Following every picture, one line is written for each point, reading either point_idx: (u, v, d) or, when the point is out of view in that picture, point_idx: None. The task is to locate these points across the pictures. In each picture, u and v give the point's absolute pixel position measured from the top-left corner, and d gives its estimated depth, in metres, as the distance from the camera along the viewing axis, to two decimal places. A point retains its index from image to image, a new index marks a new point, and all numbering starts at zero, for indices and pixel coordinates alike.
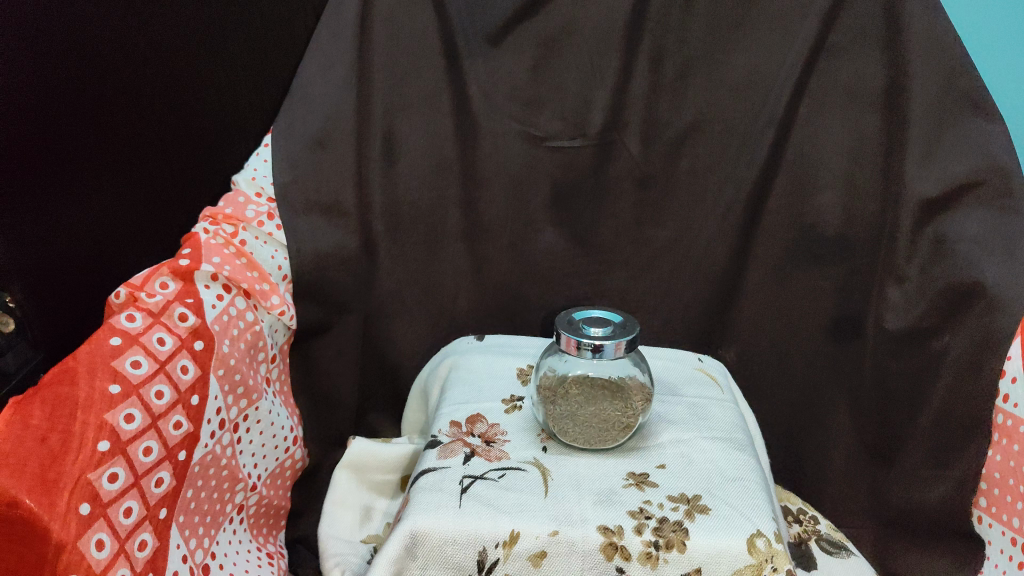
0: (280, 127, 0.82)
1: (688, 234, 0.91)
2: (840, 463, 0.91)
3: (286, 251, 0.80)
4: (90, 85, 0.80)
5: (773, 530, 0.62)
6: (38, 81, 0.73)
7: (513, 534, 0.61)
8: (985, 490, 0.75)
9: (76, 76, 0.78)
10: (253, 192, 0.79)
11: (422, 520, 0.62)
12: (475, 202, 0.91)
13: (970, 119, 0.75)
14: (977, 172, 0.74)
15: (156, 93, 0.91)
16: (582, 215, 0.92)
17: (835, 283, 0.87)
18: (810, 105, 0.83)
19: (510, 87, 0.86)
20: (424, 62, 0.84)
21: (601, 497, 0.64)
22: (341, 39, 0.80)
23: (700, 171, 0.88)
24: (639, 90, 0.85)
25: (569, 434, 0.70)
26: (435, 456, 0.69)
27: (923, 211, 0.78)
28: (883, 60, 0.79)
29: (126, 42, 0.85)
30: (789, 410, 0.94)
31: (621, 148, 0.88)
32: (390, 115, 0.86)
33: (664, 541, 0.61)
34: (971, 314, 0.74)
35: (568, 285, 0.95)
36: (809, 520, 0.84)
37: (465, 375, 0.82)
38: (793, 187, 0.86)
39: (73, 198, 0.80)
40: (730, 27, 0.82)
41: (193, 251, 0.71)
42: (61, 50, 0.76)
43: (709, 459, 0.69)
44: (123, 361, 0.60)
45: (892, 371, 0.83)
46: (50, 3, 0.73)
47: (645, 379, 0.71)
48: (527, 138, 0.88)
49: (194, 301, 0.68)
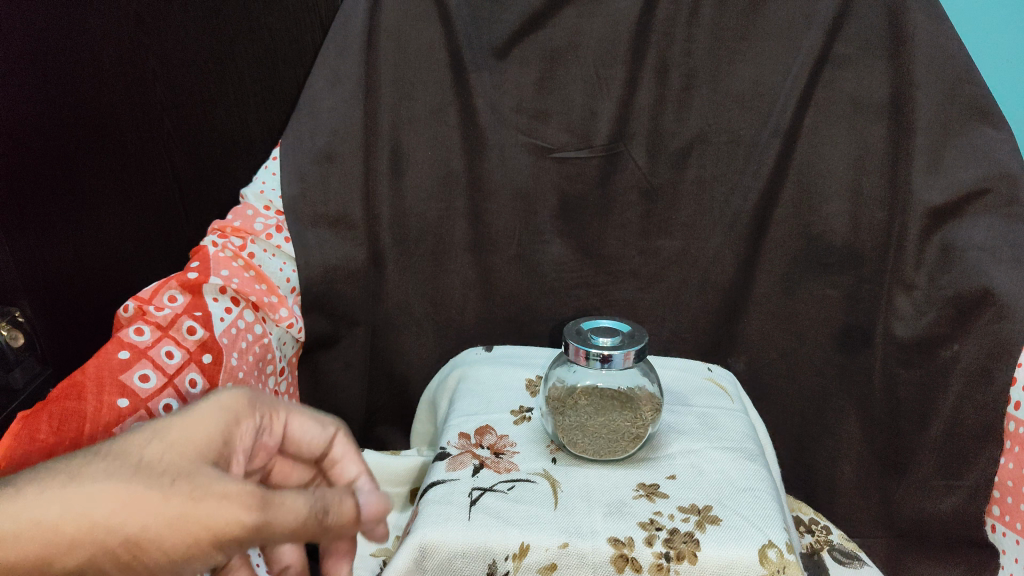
0: (286, 140, 0.81)
1: (695, 244, 0.91)
2: (851, 472, 0.91)
3: (295, 264, 0.80)
4: (88, 100, 0.82)
5: (785, 540, 0.61)
6: (41, 102, 0.76)
7: (523, 546, 0.61)
8: (999, 498, 0.75)
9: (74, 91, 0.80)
10: (261, 205, 0.79)
11: (431, 532, 0.61)
12: (483, 214, 0.91)
13: (975, 127, 0.75)
14: (983, 179, 0.74)
15: (167, 105, 0.91)
16: (589, 226, 0.92)
17: (843, 292, 0.87)
18: (816, 115, 0.83)
19: (516, 100, 0.86)
20: (431, 75, 0.84)
21: (611, 509, 0.64)
22: (348, 52, 0.80)
23: (707, 182, 0.88)
24: (644, 102, 0.86)
25: (578, 445, 0.70)
26: (444, 468, 0.69)
27: (930, 219, 0.77)
28: (888, 69, 0.79)
29: (132, 58, 0.86)
30: (799, 421, 0.94)
31: (627, 159, 0.88)
32: (397, 129, 0.86)
33: (675, 552, 0.60)
34: (981, 322, 0.73)
35: (576, 296, 0.95)
36: (821, 530, 0.83)
37: (474, 386, 0.82)
38: (800, 197, 0.86)
39: (81, 215, 0.84)
40: (734, 39, 0.82)
41: (201, 264, 0.71)
42: (60, 70, 0.78)
43: (720, 470, 0.68)
44: (132, 374, 0.60)
45: (901, 379, 0.83)
46: (47, 26, 0.75)
47: (654, 389, 0.73)
48: (534, 150, 0.88)
49: (202, 314, 0.68)
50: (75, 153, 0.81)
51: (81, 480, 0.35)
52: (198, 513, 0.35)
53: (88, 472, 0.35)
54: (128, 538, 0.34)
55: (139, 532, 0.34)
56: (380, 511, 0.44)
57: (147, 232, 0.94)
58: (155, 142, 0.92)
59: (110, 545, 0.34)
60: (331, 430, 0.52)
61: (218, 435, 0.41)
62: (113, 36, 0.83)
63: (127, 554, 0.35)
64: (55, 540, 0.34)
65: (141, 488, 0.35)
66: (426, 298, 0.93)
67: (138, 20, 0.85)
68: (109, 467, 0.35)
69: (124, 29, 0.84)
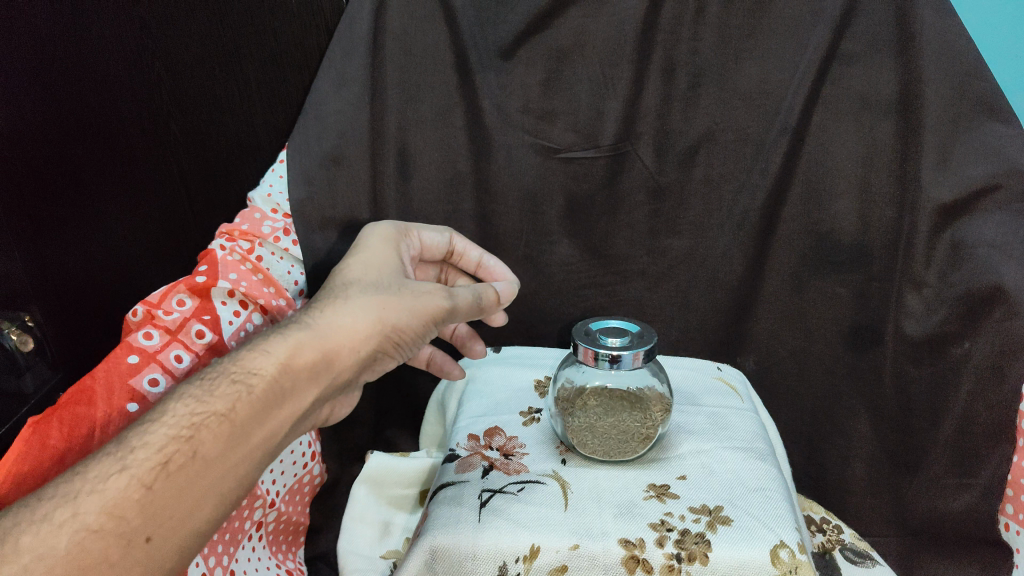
0: (293, 144, 0.81)
1: (704, 243, 0.91)
2: (862, 470, 0.90)
3: (303, 266, 0.81)
4: (86, 110, 0.82)
5: (796, 540, 0.61)
6: (35, 114, 0.76)
7: (533, 548, 0.60)
8: (1011, 497, 0.78)
9: (69, 102, 0.80)
10: (269, 209, 0.80)
11: (441, 535, 0.61)
12: (490, 216, 0.91)
13: (986, 123, 0.74)
14: (993, 176, 0.73)
15: (172, 110, 0.90)
16: (595, 226, 0.92)
17: (852, 290, 0.86)
18: (823, 112, 0.82)
19: (522, 100, 0.86)
20: (436, 76, 0.84)
21: (621, 510, 0.64)
22: (355, 55, 0.80)
23: (714, 181, 0.88)
24: (651, 102, 0.85)
25: (589, 447, 0.69)
26: (453, 470, 0.70)
27: (940, 216, 0.77)
28: (897, 66, 0.78)
29: (137, 62, 0.85)
30: (810, 419, 0.94)
31: (634, 159, 0.88)
32: (403, 131, 0.86)
33: (686, 553, 0.60)
34: (993, 318, 0.74)
35: (584, 297, 0.96)
36: (833, 530, 0.82)
37: (482, 387, 0.82)
38: (808, 196, 0.86)
39: (93, 225, 0.86)
40: (741, 37, 0.81)
41: (209, 268, 0.71)
42: (57, 80, 0.78)
43: (730, 469, 0.68)
44: (141, 379, 0.62)
45: (912, 377, 0.82)
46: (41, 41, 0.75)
47: (664, 390, 0.72)
48: (540, 150, 0.88)
49: (210, 318, 0.69)
50: (78, 164, 0.82)
51: (355, 297, 0.60)
52: (422, 300, 0.63)
53: (353, 293, 0.61)
54: (394, 321, 0.61)
55: (398, 317, 0.61)
56: (510, 293, 0.73)
57: (156, 238, 0.96)
58: (162, 149, 0.92)
59: (385, 330, 0.60)
60: (446, 234, 0.77)
61: (398, 261, 0.68)
62: (118, 45, 0.83)
63: (393, 332, 0.61)
64: (359, 330, 0.59)
65: (389, 292, 0.62)
66: None
67: (141, 23, 0.84)
68: (362, 289, 0.61)
69: (128, 35, 0.83)
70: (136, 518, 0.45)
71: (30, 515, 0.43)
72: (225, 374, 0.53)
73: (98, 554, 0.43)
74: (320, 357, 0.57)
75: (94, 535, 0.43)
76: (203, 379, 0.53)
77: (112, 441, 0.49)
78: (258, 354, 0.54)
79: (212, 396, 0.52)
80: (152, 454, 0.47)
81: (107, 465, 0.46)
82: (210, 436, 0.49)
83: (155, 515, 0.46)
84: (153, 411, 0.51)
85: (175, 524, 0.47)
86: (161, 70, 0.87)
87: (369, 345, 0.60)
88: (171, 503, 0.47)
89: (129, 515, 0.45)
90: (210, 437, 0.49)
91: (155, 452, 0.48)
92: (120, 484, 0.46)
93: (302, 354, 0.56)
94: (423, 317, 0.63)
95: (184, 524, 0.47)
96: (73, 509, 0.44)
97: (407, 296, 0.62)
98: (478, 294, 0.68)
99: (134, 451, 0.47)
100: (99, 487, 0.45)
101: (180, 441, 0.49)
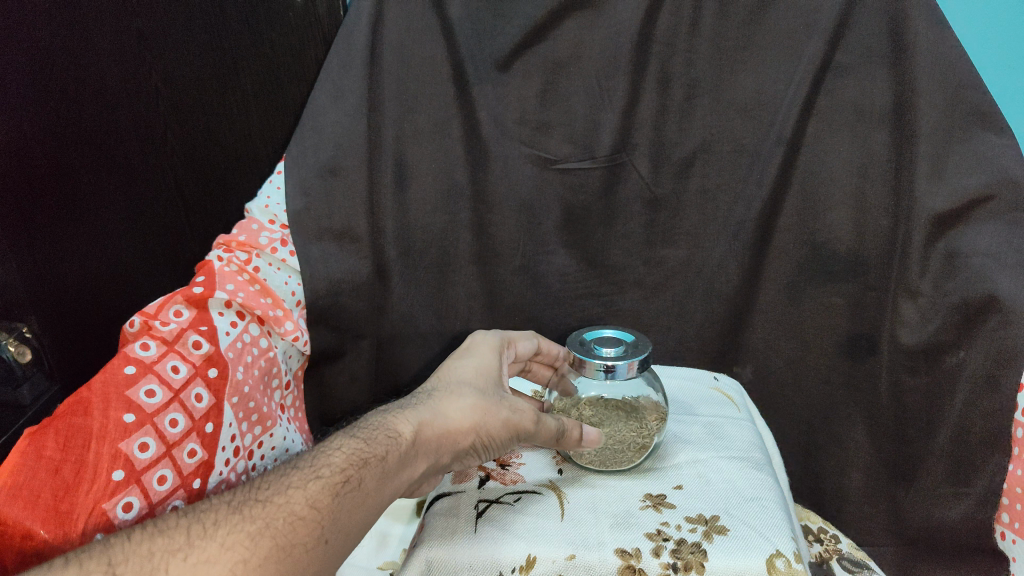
0: (291, 154, 0.80)
1: (700, 253, 0.92)
2: (859, 481, 0.91)
3: (300, 277, 0.79)
4: (87, 113, 0.82)
5: (793, 549, 0.60)
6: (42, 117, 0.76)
7: (530, 559, 0.60)
8: (1008, 506, 0.75)
9: (70, 103, 0.80)
10: (266, 219, 0.79)
11: (436, 546, 0.61)
12: (487, 226, 0.92)
13: (980, 133, 0.74)
14: (987, 185, 0.73)
15: (171, 118, 0.94)
16: (593, 235, 0.92)
17: (847, 299, 0.87)
18: (818, 123, 0.83)
19: (519, 111, 0.86)
20: (435, 87, 0.85)
21: (618, 520, 0.63)
22: (352, 67, 0.79)
23: (710, 192, 0.89)
24: (648, 112, 0.86)
25: (585, 456, 0.70)
26: (450, 481, 0.70)
27: (935, 227, 0.76)
28: (892, 76, 0.78)
29: (136, 71, 0.88)
30: (806, 428, 0.95)
31: (631, 169, 0.89)
32: (401, 142, 0.86)
33: (682, 563, 0.59)
34: (987, 327, 0.73)
35: (582, 307, 0.96)
36: (830, 539, 0.83)
37: None
38: (804, 206, 0.86)
39: (91, 232, 0.86)
40: (736, 48, 0.82)
41: (206, 278, 0.71)
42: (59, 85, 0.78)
43: (726, 479, 0.68)
44: (138, 390, 0.62)
45: (907, 387, 0.82)
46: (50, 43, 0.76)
47: (659, 399, 0.73)
48: (538, 161, 0.88)
49: (208, 328, 0.69)
50: (77, 169, 0.82)
51: (467, 395, 0.65)
52: (517, 415, 0.65)
53: (466, 392, 0.65)
54: (490, 427, 0.64)
55: (493, 425, 0.64)
56: (594, 441, 0.68)
57: (151, 248, 0.96)
58: (161, 153, 0.94)
59: (480, 433, 0.64)
60: (534, 339, 0.79)
61: (497, 363, 0.72)
62: (117, 50, 0.85)
63: (487, 436, 0.64)
64: (464, 425, 0.63)
65: (492, 399, 0.65)
66: (431, 309, 0.94)
67: (138, 36, 0.87)
68: (470, 391, 0.65)
69: (127, 45, 0.86)
70: (326, 517, 0.51)
71: (256, 497, 0.50)
72: (378, 429, 0.59)
73: (300, 539, 0.49)
74: (437, 439, 0.61)
75: (302, 521, 0.50)
76: (362, 426, 0.59)
77: (297, 460, 0.55)
78: (402, 420, 0.60)
79: (370, 444, 0.57)
80: (335, 472, 0.53)
81: (304, 474, 0.53)
82: (371, 472, 0.55)
83: (337, 521, 0.51)
84: (326, 442, 0.57)
85: (347, 537, 0.52)
86: (160, 83, 0.91)
87: (466, 439, 0.63)
88: (348, 516, 0.53)
89: (323, 514, 0.51)
90: (371, 474, 0.55)
91: (337, 471, 0.54)
92: (317, 487, 0.52)
93: (427, 431, 0.61)
94: (510, 431, 0.66)
95: (351, 537, 0.53)
96: (285, 498, 0.51)
97: (504, 410, 0.65)
98: (562, 427, 0.67)
99: (324, 466, 0.54)
100: (301, 487, 0.52)
101: (353, 468, 0.54)
